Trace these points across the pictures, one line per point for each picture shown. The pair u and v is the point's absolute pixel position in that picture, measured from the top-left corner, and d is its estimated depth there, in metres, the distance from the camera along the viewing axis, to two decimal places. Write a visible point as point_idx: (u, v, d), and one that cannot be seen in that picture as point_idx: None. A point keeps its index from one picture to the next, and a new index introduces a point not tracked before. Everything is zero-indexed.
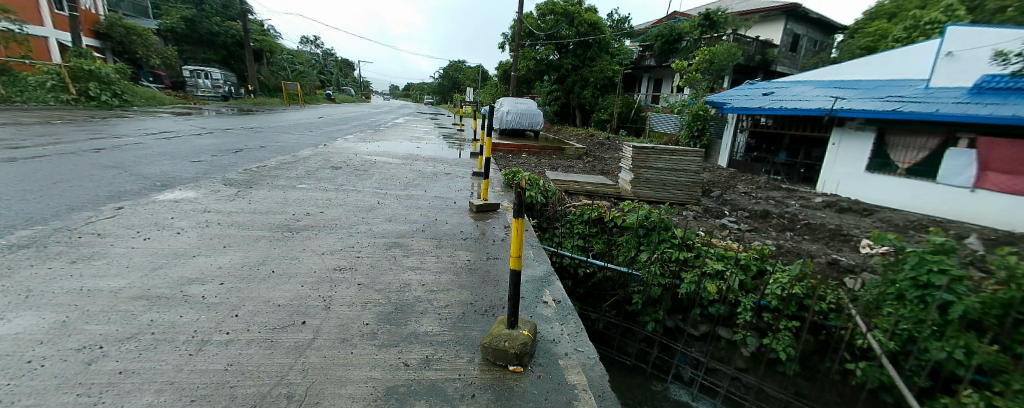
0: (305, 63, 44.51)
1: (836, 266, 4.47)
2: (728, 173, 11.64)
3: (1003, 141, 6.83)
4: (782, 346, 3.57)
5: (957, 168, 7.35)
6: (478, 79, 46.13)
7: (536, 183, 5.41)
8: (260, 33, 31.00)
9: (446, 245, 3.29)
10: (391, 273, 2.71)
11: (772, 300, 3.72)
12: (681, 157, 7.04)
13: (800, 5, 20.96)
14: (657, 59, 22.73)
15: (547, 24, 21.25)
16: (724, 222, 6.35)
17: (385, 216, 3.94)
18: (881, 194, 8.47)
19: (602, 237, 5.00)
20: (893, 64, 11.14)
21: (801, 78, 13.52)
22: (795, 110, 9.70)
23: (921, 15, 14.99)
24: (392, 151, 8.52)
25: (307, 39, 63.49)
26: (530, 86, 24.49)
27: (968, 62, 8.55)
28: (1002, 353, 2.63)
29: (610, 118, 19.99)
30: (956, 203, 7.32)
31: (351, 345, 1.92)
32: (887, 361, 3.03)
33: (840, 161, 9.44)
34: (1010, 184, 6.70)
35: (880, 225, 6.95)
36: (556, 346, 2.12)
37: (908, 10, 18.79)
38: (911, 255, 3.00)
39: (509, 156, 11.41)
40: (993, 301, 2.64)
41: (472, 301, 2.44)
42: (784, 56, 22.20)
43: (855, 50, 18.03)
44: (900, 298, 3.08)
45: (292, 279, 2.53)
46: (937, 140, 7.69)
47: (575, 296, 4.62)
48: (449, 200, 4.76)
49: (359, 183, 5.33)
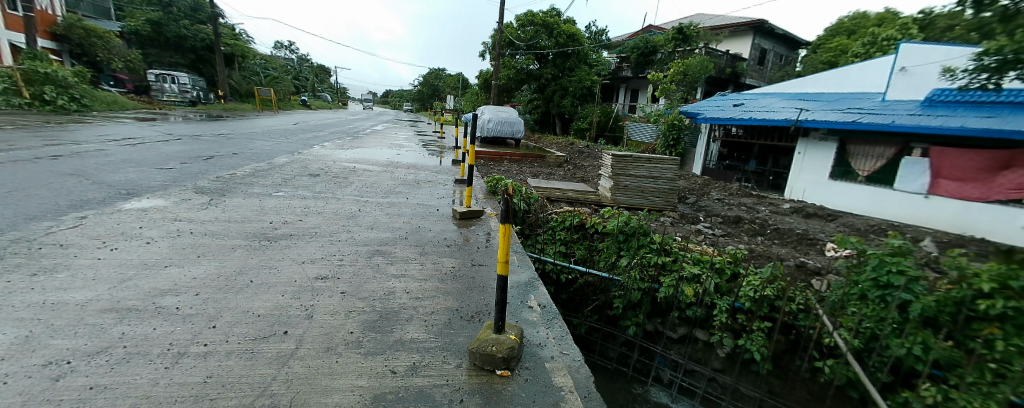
0: (279, 68, 43.51)
1: (804, 268, 4.69)
2: (702, 181, 12.05)
3: (952, 151, 7.40)
4: (754, 347, 3.73)
5: (912, 175, 7.88)
6: (458, 87, 46.14)
7: (518, 189, 5.48)
8: (231, 37, 30.17)
9: (431, 252, 3.29)
10: (377, 281, 2.69)
11: (745, 302, 3.88)
12: (658, 165, 7.25)
13: (766, 21, 22.03)
14: (633, 70, 23.34)
15: (527, 34, 21.40)
16: (700, 227, 6.59)
17: (367, 223, 3.90)
18: (844, 200, 8.96)
19: (584, 243, 5.11)
20: (852, 79, 11.80)
21: (768, 90, 14.15)
22: (764, 121, 10.14)
23: (878, 33, 16.04)
24: (372, 158, 8.46)
25: (281, 44, 62.08)
26: (510, 95, 24.77)
27: (919, 77, 9.17)
28: (957, 348, 2.87)
29: (589, 127, 20.39)
30: (913, 209, 7.83)
31: (337, 354, 1.90)
32: (852, 358, 3.20)
33: (806, 168, 9.89)
34: (959, 191, 7.28)
35: (843, 230, 7.33)
36: (542, 350, 2.16)
37: (866, 29, 20.04)
38: (872, 258, 3.25)
39: (491, 164, 11.46)
40: (947, 300, 2.93)
41: (458, 307, 2.45)
42: (753, 70, 23.19)
43: (817, 65, 19.10)
44: (862, 298, 3.30)
45: (273, 289, 2.47)
46: (892, 149, 8.20)
47: (557, 301, 4.71)
48: (432, 207, 4.76)
49: (339, 190, 5.27)
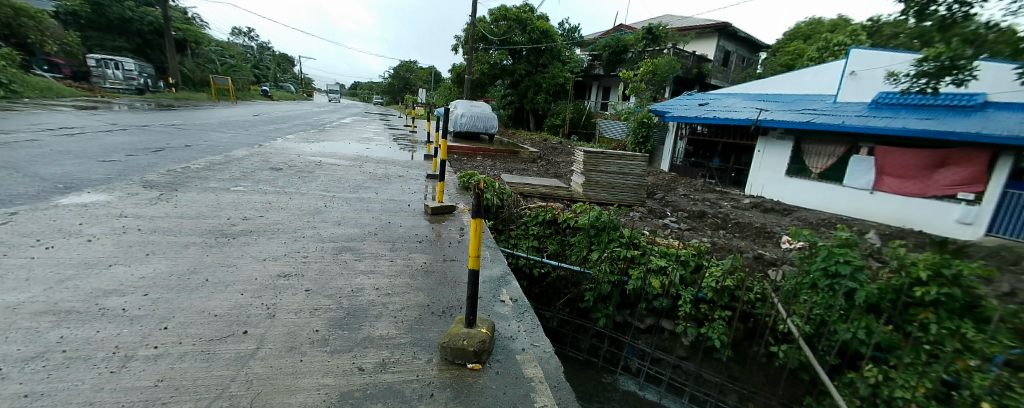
0: (237, 56, 41.25)
1: (761, 260, 4.93)
2: (669, 177, 12.42)
3: (895, 150, 7.96)
4: (715, 334, 3.90)
5: (860, 172, 8.45)
6: (430, 80, 45.28)
7: (491, 185, 5.46)
8: (183, 22, 28.33)
9: (401, 248, 3.22)
10: (343, 277, 2.60)
11: (707, 293, 4.05)
12: (628, 162, 7.41)
13: (730, 24, 22.86)
14: (605, 68, 23.68)
15: (500, 29, 21.28)
16: (667, 222, 6.79)
17: (334, 219, 3.78)
18: (799, 196, 9.49)
19: (556, 238, 5.17)
20: (808, 81, 12.45)
21: (731, 90, 14.71)
22: (727, 120, 10.55)
23: (830, 38, 16.97)
24: (339, 152, 8.19)
25: (240, 30, 58.88)
26: (483, 90, 24.58)
27: (867, 81, 9.78)
28: (896, 331, 3.20)
29: (562, 124, 20.56)
30: (860, 204, 8.44)
31: (301, 353, 1.83)
32: (804, 343, 3.39)
33: (764, 165, 10.34)
34: (901, 187, 7.90)
35: (797, 223, 7.76)
36: (513, 342, 2.18)
37: (820, 35, 21.16)
38: (822, 249, 3.54)
39: (464, 159, 11.35)
40: (887, 287, 3.26)
41: (429, 303, 2.41)
42: (718, 71, 24.05)
43: (776, 67, 20.04)
44: (813, 287, 3.53)
45: (231, 288, 2.35)
46: (842, 148, 8.73)
47: (530, 295, 4.76)
48: (403, 202, 4.66)
49: (304, 185, 5.08)
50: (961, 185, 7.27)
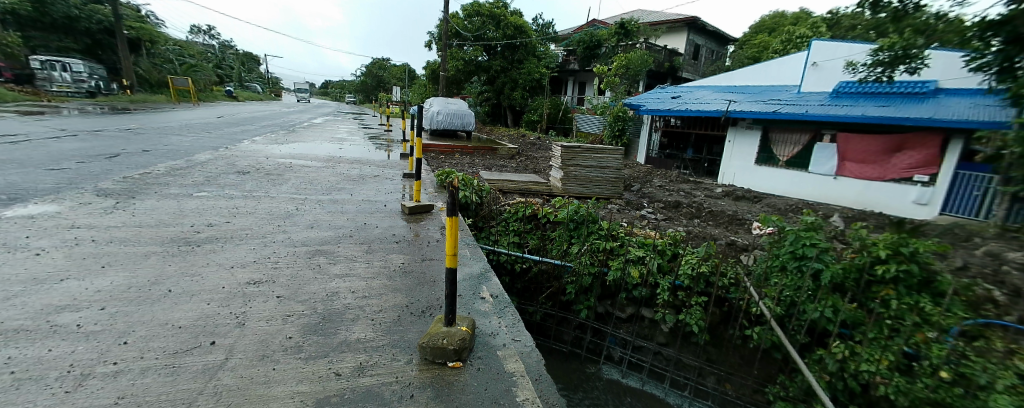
0: (198, 56, 39.42)
1: (734, 246, 5.08)
2: (645, 169, 12.63)
3: (856, 136, 8.32)
4: (693, 320, 3.99)
5: (823, 159, 8.82)
6: (403, 78, 44.48)
7: (470, 182, 5.41)
8: (136, 20, 26.80)
9: (378, 249, 3.14)
10: (317, 282, 2.52)
11: (684, 280, 4.13)
12: (605, 155, 7.48)
13: (699, 18, 23.36)
14: (580, 63, 23.82)
15: (474, 25, 21.08)
16: (644, 213, 6.90)
17: (306, 222, 3.67)
18: (768, 183, 9.84)
19: (536, 233, 5.16)
20: (773, 73, 12.86)
21: (702, 83, 15.05)
22: (698, 112, 10.80)
23: (794, 31, 17.59)
24: (311, 154, 7.95)
25: (200, 29, 56.30)
26: (459, 87, 24.34)
27: (829, 71, 10.18)
28: (859, 309, 3.36)
29: (540, 119, 20.60)
30: (825, 189, 8.84)
31: (274, 362, 1.77)
32: (776, 324, 3.51)
33: (734, 155, 10.60)
34: (862, 172, 8.30)
35: (767, 210, 8.03)
36: (494, 338, 2.16)
37: (784, 28, 21.90)
38: (790, 233, 3.66)
39: (441, 157, 11.22)
40: (851, 267, 3.41)
41: (407, 303, 2.36)
42: (689, 64, 24.57)
43: (744, 60, 20.64)
44: (783, 270, 3.66)
45: (196, 297, 2.24)
46: (807, 136, 9.08)
47: (513, 291, 4.79)
48: (379, 203, 4.57)
49: (273, 188, 4.91)
50: (916, 169, 7.69)
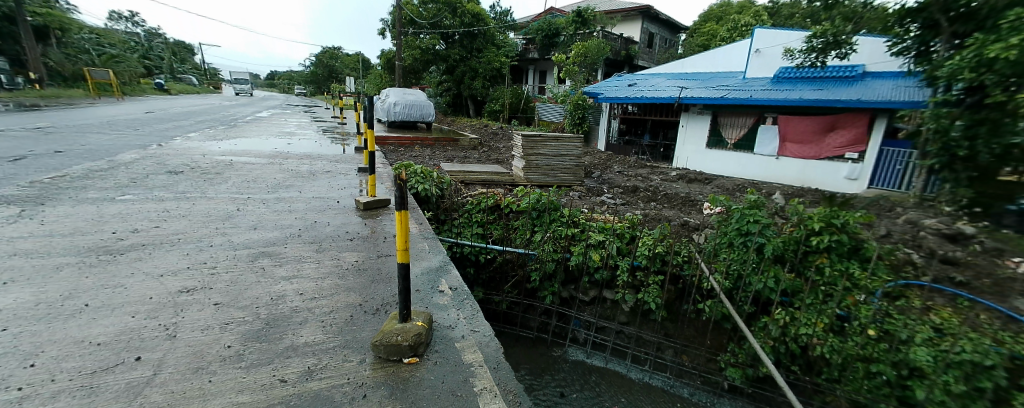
0: (121, 46, 35.75)
1: (687, 226, 5.32)
2: (605, 156, 12.89)
3: (794, 118, 8.89)
4: (651, 298, 4.17)
5: (767, 140, 9.40)
6: (357, 69, 42.61)
7: (430, 175, 5.31)
8: (42, 5, 23.86)
9: (329, 248, 3.01)
10: (260, 286, 2.37)
11: (642, 260, 4.28)
12: (565, 143, 7.54)
13: (652, 7, 23.93)
14: (539, 52, 23.81)
15: (429, 12, 20.49)
16: (604, 198, 7.06)
17: (249, 223, 3.44)
18: (718, 166, 10.35)
19: (500, 223, 5.09)
20: (721, 60, 13.42)
21: (656, 70, 15.46)
22: (653, 99, 11.11)
23: (739, 20, 18.42)
24: (256, 150, 7.48)
25: (122, 15, 51.01)
26: (417, 77, 23.66)
27: (770, 58, 10.75)
28: (798, 278, 3.62)
29: (501, 109, 20.47)
30: (769, 169, 9.43)
31: (210, 373, 1.64)
32: (726, 297, 3.71)
33: (687, 139, 11.03)
34: (801, 152, 8.91)
35: (717, 190, 8.44)
36: (452, 331, 2.13)
37: (730, 17, 22.90)
38: (736, 212, 3.89)
39: (400, 150, 10.91)
40: (791, 240, 3.63)
41: (361, 302, 2.28)
42: (644, 52, 25.19)
43: (694, 48, 21.44)
44: (731, 246, 3.88)
45: (119, 311, 2.04)
46: (752, 119, 9.60)
47: (479, 282, 4.75)
48: (331, 199, 4.37)
49: (212, 188, 4.57)
50: (847, 147, 8.34)
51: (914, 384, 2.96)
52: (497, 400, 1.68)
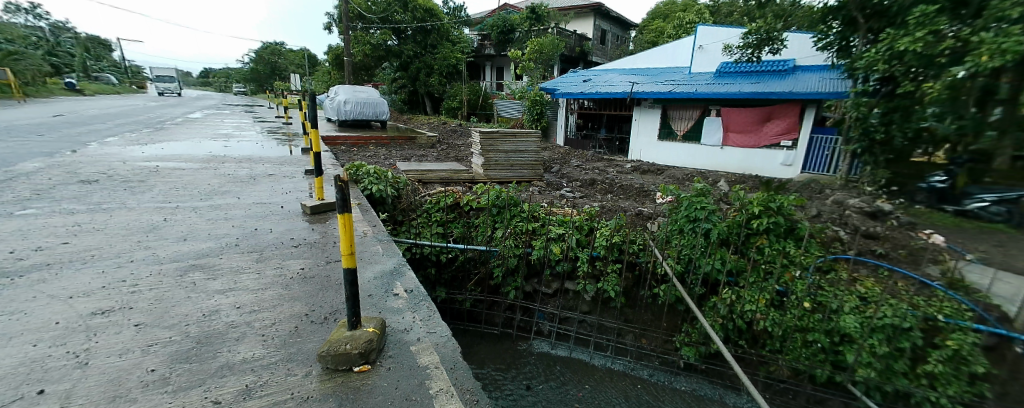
0: (25, 42, 31.80)
1: (641, 215, 5.50)
2: (562, 150, 13.07)
3: (736, 110, 9.39)
4: (610, 286, 4.27)
5: (712, 131, 9.89)
6: (305, 66, 40.54)
7: (383, 175, 5.15)
8: None
9: (271, 257, 2.82)
10: (189, 302, 2.18)
11: (601, 250, 4.37)
12: (523, 139, 7.56)
13: (603, 4, 24.48)
14: (495, 48, 23.72)
15: (379, 6, 19.76)
16: (563, 192, 7.16)
17: (178, 235, 3.17)
18: (670, 157, 10.78)
19: (460, 221, 5.01)
20: (669, 55, 13.97)
21: (608, 66, 15.83)
22: (607, 94, 11.37)
23: (684, 17, 19.26)
24: (191, 154, 6.91)
25: (26, 7, 45.45)
26: (369, 74, 22.84)
27: (712, 53, 11.32)
28: (742, 259, 3.84)
29: (459, 106, 20.25)
30: (716, 158, 9.95)
31: (130, 401, 1.49)
32: (679, 281, 3.87)
33: (640, 132, 11.37)
34: (742, 142, 9.49)
35: (668, 180, 8.80)
36: (407, 334, 2.07)
37: (676, 14, 23.90)
38: (685, 200, 4.07)
39: (354, 150, 10.50)
40: (735, 225, 3.84)
41: (308, 311, 2.16)
42: (597, 48, 25.76)
43: (644, 44, 22.20)
44: (682, 232, 4.05)
45: (16, 340, 1.80)
46: (697, 111, 10.08)
47: (440, 282, 4.66)
48: (274, 205, 4.12)
49: (135, 198, 4.16)
50: (782, 136, 8.95)
51: (845, 349, 3.37)
52: (454, 400, 1.65)
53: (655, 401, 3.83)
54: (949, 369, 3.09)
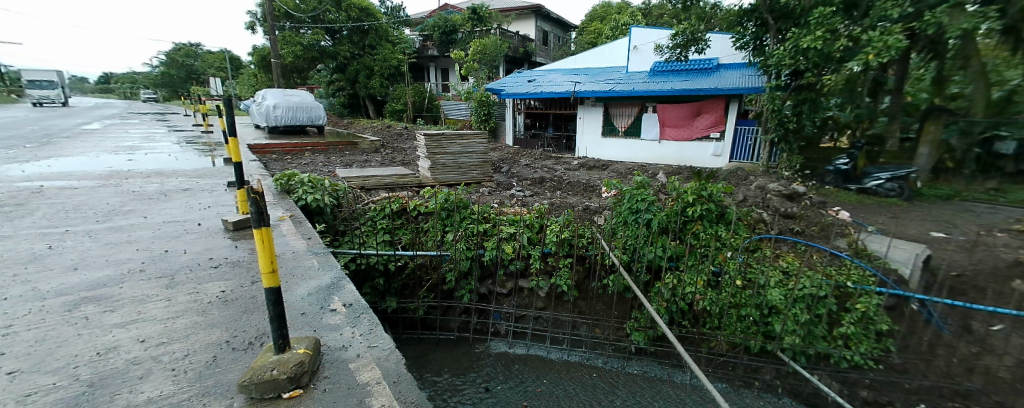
0: None
1: (588, 210, 5.64)
2: (511, 150, 13.13)
3: (670, 106, 9.96)
4: (563, 281, 4.33)
5: (650, 126, 10.40)
6: (230, 69, 37.43)
7: (319, 184, 4.87)
8: None
9: (185, 281, 2.55)
10: (79, 340, 1.90)
11: (552, 246, 4.42)
12: (470, 140, 7.48)
13: (544, 6, 24.90)
14: (438, 49, 23.31)
15: (308, 4, 18.65)
16: (513, 192, 7.19)
17: (68, 264, 2.77)
18: (614, 152, 11.20)
19: (409, 227, 4.83)
20: (607, 55, 14.48)
21: (551, 66, 16.12)
22: (551, 93, 11.57)
23: (620, 19, 20.09)
24: (90, 170, 6.11)
25: None
26: (303, 76, 21.52)
27: (646, 53, 11.88)
28: (682, 246, 4.05)
29: (404, 108, 19.73)
30: (655, 152, 10.46)
31: None
32: (625, 271, 4.00)
33: (585, 130, 11.70)
34: (677, 135, 10.07)
35: (611, 175, 9.13)
36: (346, 351, 1.94)
37: (613, 16, 24.88)
38: (627, 193, 4.23)
39: (289, 158, 9.83)
40: (673, 213, 4.04)
41: (228, 338, 1.96)
42: (540, 49, 26.18)
43: (584, 45, 22.89)
44: (626, 224, 4.20)
45: None
46: (636, 108, 10.59)
47: (391, 291, 4.46)
48: (189, 222, 3.74)
49: (12, 224, 3.59)
50: (711, 128, 9.61)
51: (772, 320, 3.67)
52: None
53: (610, 388, 3.93)
54: (858, 329, 3.47)
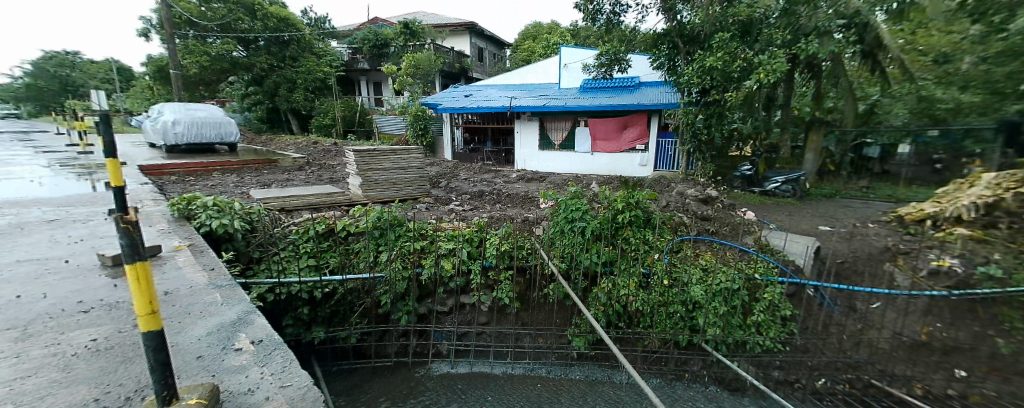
0: None
1: (527, 220, 5.69)
2: (449, 165, 12.97)
3: (600, 120, 10.48)
4: (504, 294, 4.29)
5: (583, 139, 10.86)
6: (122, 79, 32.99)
7: (230, 207, 4.43)
8: None
9: (44, 332, 2.12)
10: None
11: (492, 260, 4.36)
12: (405, 156, 7.25)
13: (477, 23, 25.20)
14: (368, 63, 22.53)
15: (215, 12, 16.95)
16: (452, 206, 7.07)
17: None
18: (550, 164, 11.50)
19: (336, 250, 4.49)
20: (539, 72, 14.95)
21: (487, 82, 16.29)
22: (487, 108, 11.68)
23: (551, 37, 20.93)
24: None
25: None
26: (213, 89, 19.60)
27: (575, 71, 12.45)
28: (616, 251, 4.21)
29: (333, 123, 18.72)
30: (589, 164, 10.91)
31: None
32: (563, 280, 4.06)
33: (522, 143, 11.89)
34: (608, 148, 10.61)
35: (546, 186, 9.35)
36: (253, 395, 1.72)
37: (544, 35, 25.89)
38: (563, 204, 4.32)
39: (195, 179, 8.78)
40: (606, 221, 4.19)
41: (97, 396, 1.65)
42: (476, 65, 26.38)
43: (518, 62, 23.49)
44: (563, 234, 4.27)
45: None
46: (568, 122, 11.00)
47: (319, 321, 4.09)
48: (55, 260, 3.15)
49: None
50: (637, 140, 10.25)
51: (697, 314, 3.93)
52: None
53: (554, 396, 3.94)
54: (768, 316, 3.82)
